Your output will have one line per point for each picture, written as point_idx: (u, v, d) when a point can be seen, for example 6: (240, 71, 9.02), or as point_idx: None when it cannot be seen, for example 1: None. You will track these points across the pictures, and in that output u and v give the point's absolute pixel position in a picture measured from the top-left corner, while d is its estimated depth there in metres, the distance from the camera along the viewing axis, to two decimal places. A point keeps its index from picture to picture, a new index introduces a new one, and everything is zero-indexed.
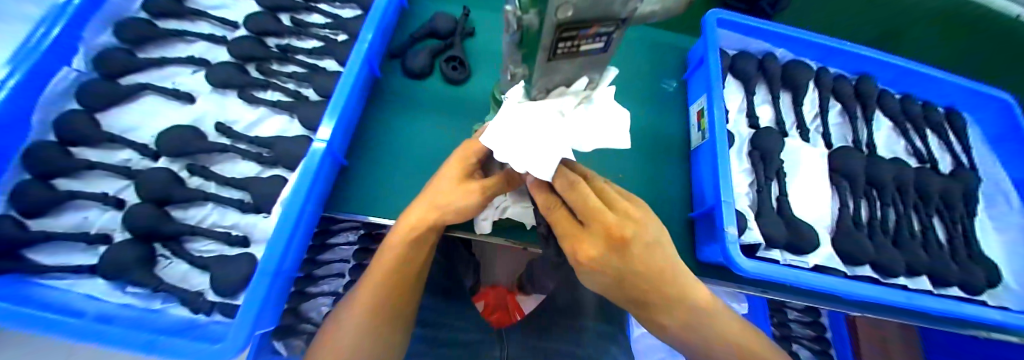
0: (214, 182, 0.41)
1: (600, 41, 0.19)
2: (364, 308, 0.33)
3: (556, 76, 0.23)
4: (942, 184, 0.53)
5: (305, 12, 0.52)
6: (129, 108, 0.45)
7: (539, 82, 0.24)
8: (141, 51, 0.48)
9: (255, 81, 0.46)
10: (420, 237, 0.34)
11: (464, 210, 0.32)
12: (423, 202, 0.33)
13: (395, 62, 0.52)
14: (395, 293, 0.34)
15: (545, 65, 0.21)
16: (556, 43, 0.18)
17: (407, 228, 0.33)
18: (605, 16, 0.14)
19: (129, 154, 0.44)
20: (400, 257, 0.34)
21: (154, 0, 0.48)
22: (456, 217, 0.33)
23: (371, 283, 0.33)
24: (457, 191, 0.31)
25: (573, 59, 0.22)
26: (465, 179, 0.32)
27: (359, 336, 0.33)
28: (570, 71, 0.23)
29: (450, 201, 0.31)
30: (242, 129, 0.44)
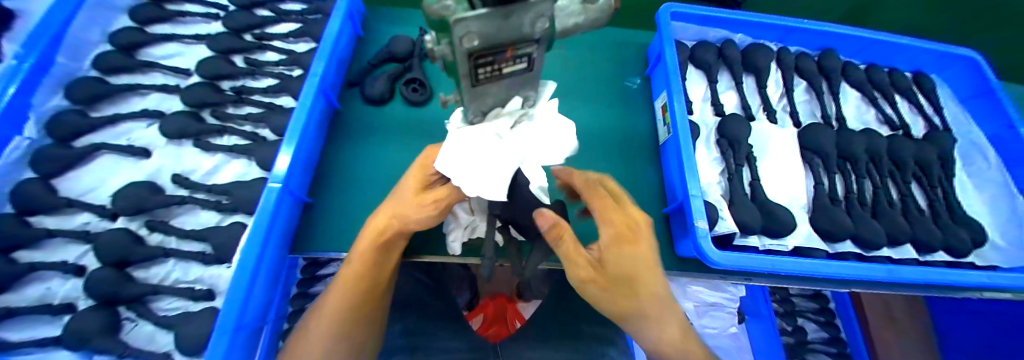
0: (174, 236, 0.41)
1: (524, 61, 0.18)
2: (329, 313, 0.31)
3: (487, 99, 0.22)
4: (916, 148, 0.52)
5: (258, 51, 0.51)
6: (84, 171, 0.44)
7: (471, 106, 0.22)
8: (94, 110, 0.47)
9: (210, 128, 0.45)
10: (388, 242, 0.33)
11: (420, 224, 0.32)
12: (384, 211, 0.32)
13: (355, 90, 0.51)
14: (363, 302, 0.33)
15: (471, 90, 0.20)
16: (477, 69, 0.17)
17: (373, 230, 0.32)
18: (519, 39, 0.13)
19: (87, 216, 0.42)
20: (369, 263, 0.32)
21: (104, 57, 0.47)
22: (419, 225, 0.32)
23: (343, 280, 0.32)
24: (411, 207, 0.30)
25: (500, 81, 0.20)
26: (423, 190, 0.31)
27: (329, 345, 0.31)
28: (499, 94, 0.22)
29: (406, 212, 0.31)
30: (198, 179, 0.43)
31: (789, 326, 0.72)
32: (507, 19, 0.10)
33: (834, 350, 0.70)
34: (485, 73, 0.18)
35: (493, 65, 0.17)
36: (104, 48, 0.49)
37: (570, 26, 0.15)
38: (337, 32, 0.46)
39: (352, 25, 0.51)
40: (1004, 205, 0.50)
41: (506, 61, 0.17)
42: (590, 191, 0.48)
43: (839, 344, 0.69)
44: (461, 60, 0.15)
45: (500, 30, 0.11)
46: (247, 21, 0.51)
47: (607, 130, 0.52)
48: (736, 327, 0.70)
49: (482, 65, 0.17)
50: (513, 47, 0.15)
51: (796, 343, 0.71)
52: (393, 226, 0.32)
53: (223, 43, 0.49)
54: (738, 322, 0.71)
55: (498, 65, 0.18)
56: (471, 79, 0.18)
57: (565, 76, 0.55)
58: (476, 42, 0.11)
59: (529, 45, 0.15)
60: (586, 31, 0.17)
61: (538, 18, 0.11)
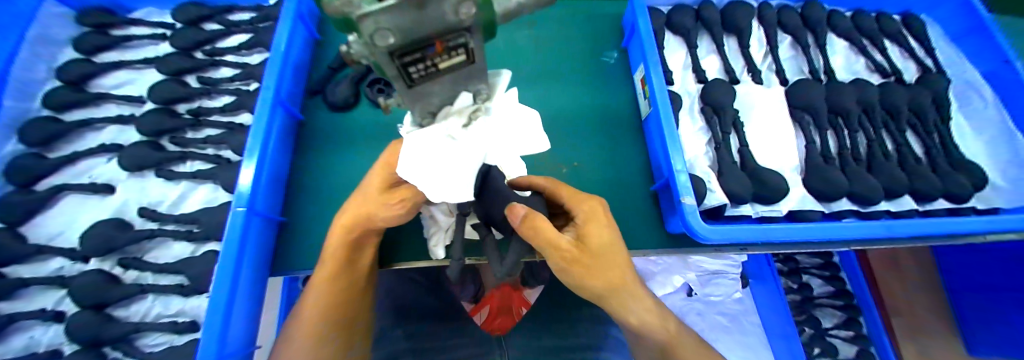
0: (150, 272, 0.39)
1: (463, 54, 0.16)
2: (309, 321, 0.31)
3: (433, 98, 0.19)
4: (910, 94, 0.50)
5: (211, 68, 0.49)
6: (51, 215, 0.41)
7: (416, 105, 0.20)
8: (52, 151, 0.44)
9: (170, 155, 0.43)
10: (356, 241, 0.32)
11: (388, 222, 0.31)
12: (348, 211, 0.31)
13: (319, 98, 0.49)
14: (342, 301, 0.33)
15: (410, 92, 0.17)
16: (409, 69, 0.15)
17: (341, 230, 0.31)
18: (445, 29, 0.11)
19: (60, 261, 0.40)
20: (340, 262, 0.32)
21: (51, 94, 0.44)
22: (389, 222, 0.31)
23: (318, 284, 0.32)
24: (378, 204, 0.29)
25: (442, 79, 0.18)
26: (388, 190, 0.29)
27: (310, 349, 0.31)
28: (445, 91, 0.19)
29: (373, 211, 0.29)
30: (165, 210, 0.41)
31: (794, 284, 0.72)
32: (421, 9, 0.08)
33: (840, 303, 0.69)
34: (420, 70, 0.16)
35: (427, 61, 0.15)
36: (53, 83, 0.46)
37: (510, 8, 0.13)
38: (287, 38, 0.43)
39: (305, 29, 0.49)
40: (1002, 145, 0.49)
41: (440, 55, 0.15)
42: (574, 177, 0.46)
43: (846, 296, 0.69)
44: (382, 60, 0.12)
45: (414, 23, 0.09)
46: (195, 38, 0.49)
47: (586, 111, 0.50)
48: (740, 292, 0.70)
49: (410, 63, 0.14)
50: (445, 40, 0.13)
51: (803, 299, 0.71)
52: (361, 224, 0.30)
53: (172, 64, 0.47)
54: (742, 286, 0.71)
55: (433, 60, 0.15)
56: (404, 79, 0.15)
57: (539, 58, 0.53)
58: (391, 42, 0.09)
59: (461, 36, 0.13)
60: (528, 13, 0.15)
61: (461, 2, 0.09)
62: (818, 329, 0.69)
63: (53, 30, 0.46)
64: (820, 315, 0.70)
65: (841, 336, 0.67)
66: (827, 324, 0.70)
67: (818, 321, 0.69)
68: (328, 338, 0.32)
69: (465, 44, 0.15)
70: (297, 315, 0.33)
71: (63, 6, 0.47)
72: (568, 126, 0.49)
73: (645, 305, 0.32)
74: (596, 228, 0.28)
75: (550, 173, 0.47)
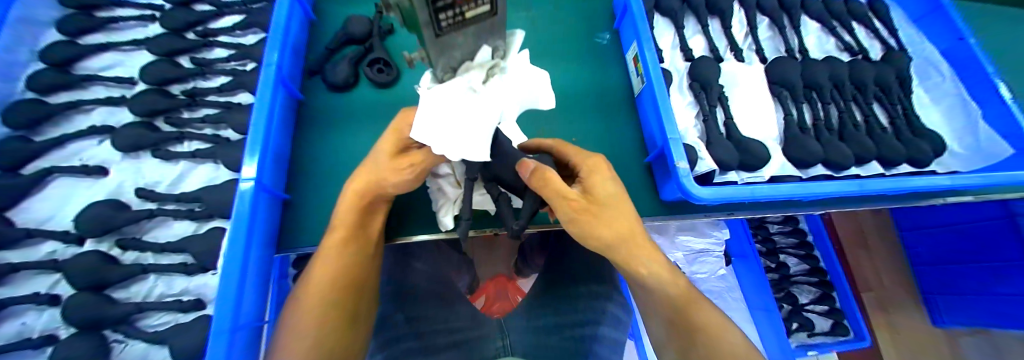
0: (150, 252, 0.39)
1: (487, 3, 0.17)
2: (320, 285, 0.31)
3: (456, 51, 0.21)
4: (875, 70, 0.54)
5: (204, 49, 0.48)
6: (41, 199, 0.40)
7: (440, 59, 0.21)
8: (38, 134, 0.43)
9: (167, 135, 0.42)
10: (369, 206, 0.34)
11: (398, 188, 0.32)
12: (360, 176, 0.32)
13: (317, 79, 0.49)
14: (353, 267, 0.33)
15: (436, 42, 0.19)
16: (438, 16, 0.16)
17: (355, 196, 0.32)
18: None
19: (52, 245, 0.39)
20: (353, 226, 0.33)
21: (35, 75, 0.43)
22: (399, 189, 0.33)
23: (329, 251, 0.33)
24: (390, 169, 0.30)
25: (466, 31, 0.19)
26: (399, 153, 0.30)
27: (323, 317, 0.30)
28: (466, 45, 0.21)
29: (384, 177, 0.30)
30: (164, 190, 0.41)
31: (773, 263, 0.76)
32: None
33: (816, 280, 0.74)
34: (448, 19, 0.17)
35: (457, 9, 0.16)
36: (36, 66, 0.45)
37: None
38: (285, 17, 0.43)
39: (302, 10, 0.49)
40: (959, 114, 0.54)
41: (468, 3, 0.16)
42: None
43: (820, 273, 0.74)
44: (419, 5, 0.14)
45: None
46: (187, 19, 0.48)
47: (581, 89, 0.52)
48: (724, 268, 0.74)
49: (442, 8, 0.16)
50: None
51: (781, 277, 0.75)
52: (372, 189, 0.32)
53: (164, 44, 0.46)
54: (726, 264, 0.75)
55: (461, 8, 0.16)
56: (434, 28, 0.17)
57: (535, 40, 0.54)
58: None
59: None
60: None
61: None
62: (796, 306, 0.73)
63: (39, 12, 0.45)
64: (797, 292, 0.75)
65: (817, 311, 0.73)
66: (804, 300, 0.75)
67: (795, 298, 0.74)
68: (335, 304, 0.31)
69: None
70: (307, 283, 0.33)
71: None
72: (566, 103, 0.51)
73: (642, 260, 0.34)
74: (602, 180, 0.30)
75: None
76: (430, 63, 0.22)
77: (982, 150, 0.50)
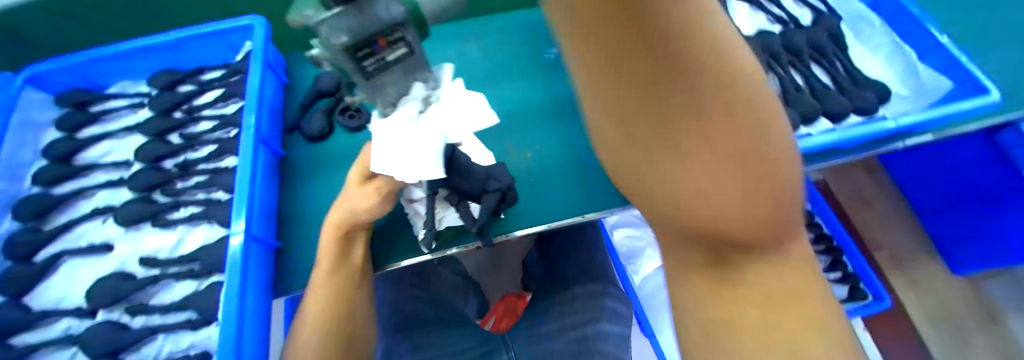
0: (157, 313, 0.41)
1: (398, 48, 0.27)
2: (315, 314, 0.35)
3: (389, 88, 0.30)
4: (806, 36, 0.59)
5: (192, 123, 0.53)
6: (50, 283, 0.44)
7: (379, 95, 0.30)
8: (46, 222, 0.48)
9: (163, 206, 0.47)
10: (348, 235, 0.38)
11: (370, 214, 0.37)
12: (338, 207, 0.37)
13: (297, 134, 0.53)
14: (343, 294, 0.37)
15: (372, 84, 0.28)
16: (364, 65, 0.26)
17: (333, 225, 0.37)
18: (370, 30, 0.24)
19: (68, 320, 0.42)
20: (335, 255, 0.37)
21: (42, 171, 0.49)
22: (370, 215, 0.38)
23: (318, 284, 0.36)
24: (358, 194, 0.36)
25: (392, 72, 0.29)
26: (366, 179, 0.37)
27: (322, 337, 0.34)
28: (397, 81, 0.30)
29: (356, 204, 0.36)
30: (166, 255, 0.44)
31: None
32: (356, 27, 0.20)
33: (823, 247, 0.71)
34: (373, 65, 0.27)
35: (377, 58, 0.26)
36: (40, 162, 0.51)
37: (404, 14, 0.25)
38: (258, 83, 0.48)
39: (275, 76, 0.54)
40: (897, 57, 0.57)
41: (384, 49, 0.26)
42: (536, 160, 0.52)
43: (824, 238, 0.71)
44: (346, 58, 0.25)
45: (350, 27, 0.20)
46: (174, 100, 0.54)
47: (539, 99, 0.56)
48: None
49: (364, 52, 0.25)
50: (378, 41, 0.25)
51: None
52: (347, 219, 0.37)
53: (158, 127, 0.52)
54: None
55: (378, 56, 0.26)
56: (364, 73, 0.27)
57: (490, 65, 0.60)
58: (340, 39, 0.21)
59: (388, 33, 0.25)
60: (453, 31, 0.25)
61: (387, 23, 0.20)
62: None
63: (38, 115, 0.52)
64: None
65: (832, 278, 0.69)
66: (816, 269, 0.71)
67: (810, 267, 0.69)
68: (333, 327, 0.35)
69: (393, 41, 0.26)
70: (303, 315, 0.36)
71: (43, 92, 0.52)
72: (526, 117, 0.55)
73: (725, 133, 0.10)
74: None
75: (517, 158, 0.52)
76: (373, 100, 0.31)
77: (925, 89, 0.53)
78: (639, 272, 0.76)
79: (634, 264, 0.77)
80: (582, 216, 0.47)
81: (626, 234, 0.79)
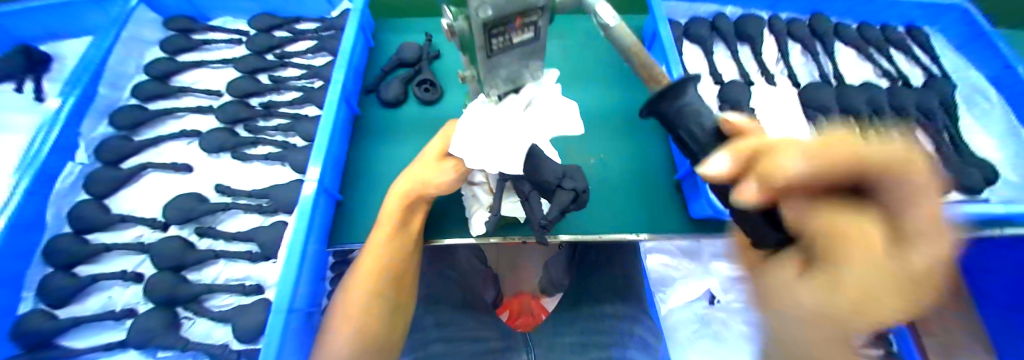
0: (222, 240, 0.44)
1: (528, 31, 0.25)
2: (365, 275, 0.36)
3: (502, 70, 0.29)
4: (918, 95, 0.54)
5: (280, 68, 0.56)
6: (134, 189, 0.48)
7: (490, 77, 0.29)
8: (137, 134, 0.52)
9: (244, 140, 0.49)
10: (413, 203, 0.38)
11: (441, 189, 0.37)
12: (409, 177, 0.38)
13: (372, 96, 0.55)
14: (396, 262, 0.37)
15: (488, 62, 0.27)
16: (491, 41, 0.24)
17: (400, 194, 0.38)
18: (518, 8, 0.22)
19: (142, 230, 0.46)
20: (398, 222, 0.38)
21: (143, 87, 0.53)
22: (440, 190, 0.38)
23: (373, 247, 0.37)
24: (434, 166, 0.37)
25: (511, 53, 0.27)
26: (445, 156, 0.37)
27: (369, 295, 0.35)
28: (511, 64, 0.28)
29: (429, 177, 0.37)
30: (240, 186, 0.47)
31: None
32: None
33: None
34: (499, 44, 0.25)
35: (507, 36, 0.25)
36: (140, 77, 0.55)
37: None
38: (351, 43, 0.50)
39: (365, 39, 0.56)
40: (1010, 141, 0.53)
41: (516, 30, 0.24)
42: (599, 168, 0.50)
43: None
44: (480, 30, 0.23)
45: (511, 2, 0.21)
46: (269, 43, 0.57)
47: (613, 106, 0.55)
48: None
49: (499, 30, 0.23)
50: (517, 19, 0.23)
51: None
52: (417, 190, 0.37)
53: (251, 65, 0.55)
54: None
55: (507, 36, 0.25)
56: (488, 50, 0.25)
57: (568, 62, 0.59)
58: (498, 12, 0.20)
59: (529, 15, 0.23)
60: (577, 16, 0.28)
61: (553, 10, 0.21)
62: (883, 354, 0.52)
63: (147, 33, 0.56)
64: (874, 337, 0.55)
65: None
66: None
67: None
68: (383, 290, 0.36)
69: (528, 23, 0.24)
70: (356, 269, 0.37)
71: (156, 13, 0.57)
72: (598, 121, 0.54)
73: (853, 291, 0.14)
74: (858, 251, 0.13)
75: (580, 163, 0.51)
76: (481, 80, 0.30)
77: None
78: (667, 302, 0.72)
79: (663, 293, 0.72)
80: (637, 235, 0.45)
81: (661, 261, 0.74)
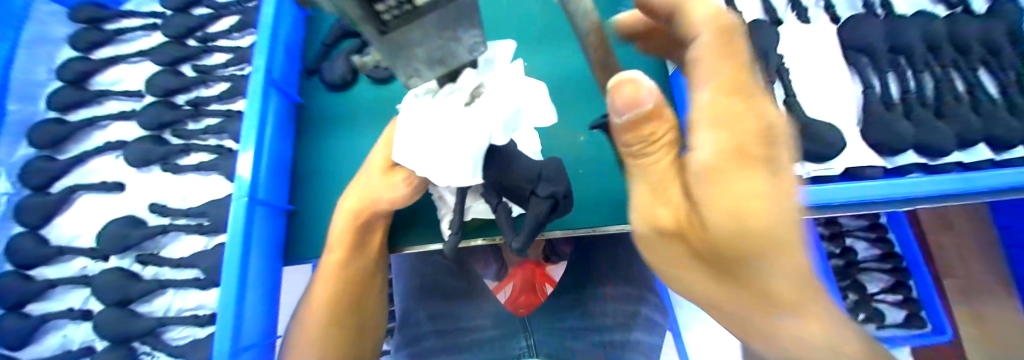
0: (166, 266, 0.40)
1: None
2: (320, 305, 0.31)
3: (417, 49, 0.18)
4: (988, 22, 0.42)
5: (203, 55, 0.48)
6: (69, 215, 0.42)
7: (401, 58, 0.19)
8: (63, 152, 0.44)
9: (171, 151, 0.43)
10: (366, 223, 0.32)
11: (394, 206, 0.31)
12: (356, 191, 0.31)
13: (315, 79, 0.47)
14: (356, 286, 0.32)
15: (384, 40, 0.16)
16: (376, 11, 0.14)
17: (348, 211, 0.31)
18: None
19: (84, 260, 0.41)
20: (351, 244, 0.32)
21: (56, 95, 0.44)
22: (391, 203, 0.31)
23: (325, 275, 0.32)
24: (379, 180, 0.30)
25: (423, 25, 0.16)
26: (392, 166, 0.31)
27: (326, 327, 0.31)
28: (430, 41, 0.18)
29: (374, 192, 0.30)
30: (176, 205, 0.42)
31: (837, 249, 0.63)
32: None
33: (888, 267, 0.61)
34: (394, 12, 0.14)
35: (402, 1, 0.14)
36: (57, 84, 0.45)
37: None
38: (273, 14, 0.40)
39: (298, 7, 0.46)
40: None
41: None
42: (588, 146, 0.43)
43: (894, 259, 0.61)
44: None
45: None
46: (186, 24, 0.49)
47: None
48: None
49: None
50: None
51: (846, 264, 0.63)
52: (367, 207, 0.31)
53: (171, 54, 0.47)
54: None
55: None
56: (377, 24, 0.14)
57: (546, 17, 0.49)
58: None
59: None
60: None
61: None
62: (863, 295, 0.61)
63: (51, 28, 0.46)
64: (866, 281, 0.62)
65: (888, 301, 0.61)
66: (874, 289, 0.62)
67: (862, 286, 0.61)
68: (345, 319, 0.32)
69: None
70: (310, 298, 0.32)
71: (56, 3, 0.46)
72: (583, 88, 0.46)
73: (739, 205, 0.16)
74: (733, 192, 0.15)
75: (563, 141, 0.43)
76: (392, 64, 0.19)
77: None
78: None
79: None
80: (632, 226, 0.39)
81: None
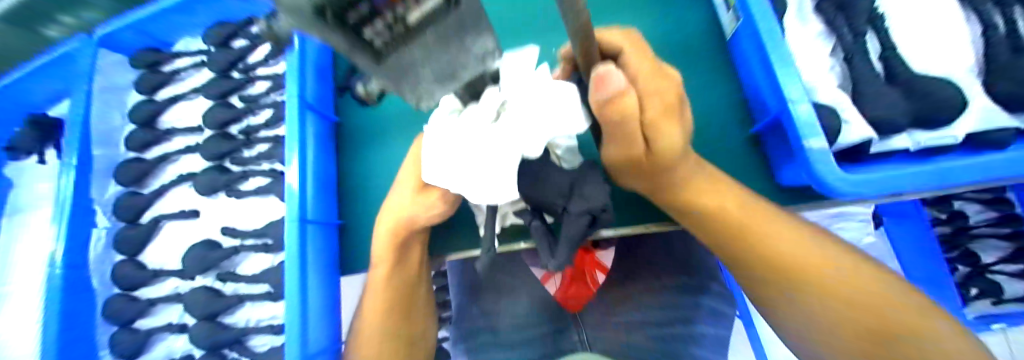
0: (242, 283, 0.44)
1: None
2: (373, 317, 0.33)
3: (420, 68, 0.14)
4: None
5: (248, 84, 0.51)
6: (157, 243, 0.47)
7: (401, 83, 0.15)
8: (144, 185, 0.50)
9: (233, 176, 0.46)
10: (405, 242, 0.32)
11: (433, 223, 0.31)
12: (392, 211, 0.31)
13: (349, 94, 0.47)
14: (403, 300, 0.33)
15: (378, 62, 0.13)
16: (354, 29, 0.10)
17: (387, 231, 0.31)
18: None
19: (176, 282, 0.46)
20: (393, 262, 0.32)
21: (133, 135, 0.49)
22: (429, 217, 0.30)
23: (375, 290, 0.33)
24: (415, 202, 0.29)
25: (421, 40, 0.12)
26: (425, 185, 0.29)
27: (381, 338, 0.32)
28: (435, 57, 0.14)
29: (412, 213, 0.29)
30: (243, 227, 0.45)
31: (942, 214, 0.54)
32: None
33: (1006, 232, 0.51)
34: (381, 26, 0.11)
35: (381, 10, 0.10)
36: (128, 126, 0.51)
37: None
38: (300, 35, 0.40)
39: None
40: None
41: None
42: None
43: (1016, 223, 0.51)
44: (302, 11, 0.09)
45: None
46: (230, 58, 0.51)
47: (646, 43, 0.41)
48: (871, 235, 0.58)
49: None
50: None
51: (954, 231, 0.53)
52: (404, 226, 0.30)
53: (219, 87, 0.50)
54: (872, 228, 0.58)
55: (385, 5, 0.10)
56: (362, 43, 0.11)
57: None
58: None
59: None
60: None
61: None
62: (976, 266, 0.52)
63: (115, 75, 0.50)
64: (979, 249, 0.53)
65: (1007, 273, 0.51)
66: (988, 260, 0.52)
67: (975, 258, 0.52)
68: (397, 330, 0.33)
69: None
70: (364, 311, 0.34)
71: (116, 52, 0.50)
72: None
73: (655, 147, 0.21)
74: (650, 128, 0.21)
75: None
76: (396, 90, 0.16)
77: None
78: None
79: None
80: None
81: None
